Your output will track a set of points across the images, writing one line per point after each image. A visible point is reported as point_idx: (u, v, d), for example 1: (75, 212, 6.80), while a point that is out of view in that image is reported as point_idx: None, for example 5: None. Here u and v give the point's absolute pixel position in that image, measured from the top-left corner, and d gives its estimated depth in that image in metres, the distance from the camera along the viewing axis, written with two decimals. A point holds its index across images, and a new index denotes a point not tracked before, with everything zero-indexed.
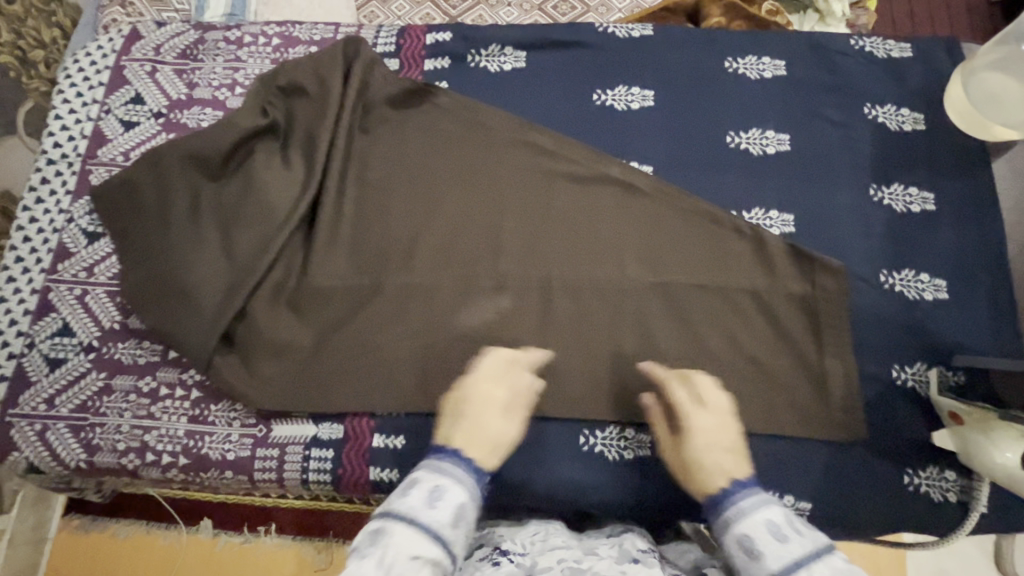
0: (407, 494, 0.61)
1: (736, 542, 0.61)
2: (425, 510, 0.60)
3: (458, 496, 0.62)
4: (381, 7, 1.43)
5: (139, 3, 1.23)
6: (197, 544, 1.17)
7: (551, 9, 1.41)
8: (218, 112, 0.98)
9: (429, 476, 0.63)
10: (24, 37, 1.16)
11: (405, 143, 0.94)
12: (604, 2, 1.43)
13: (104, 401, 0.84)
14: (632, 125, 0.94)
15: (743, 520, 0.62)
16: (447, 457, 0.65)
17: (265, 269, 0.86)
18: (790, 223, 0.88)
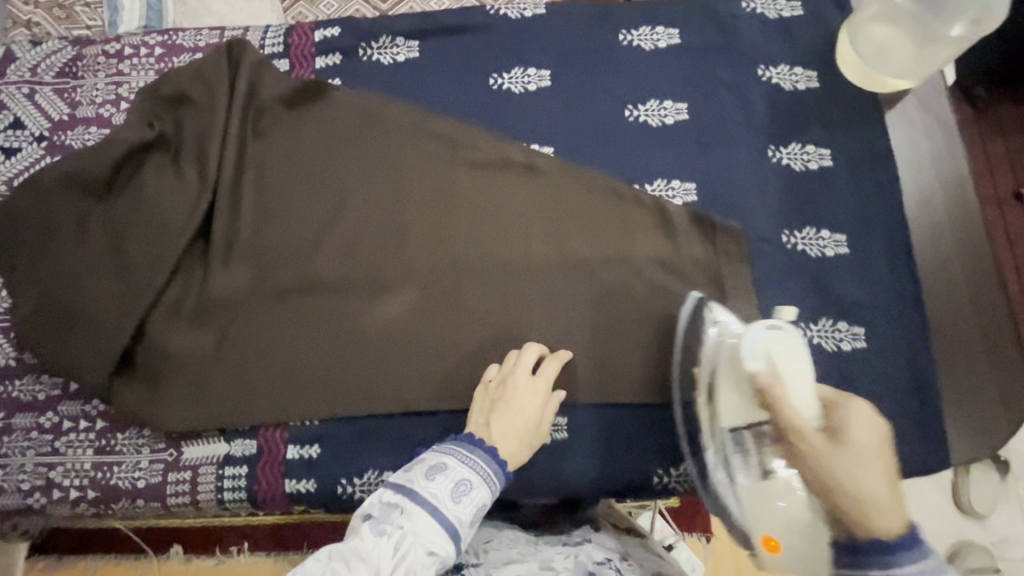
0: (433, 480, 0.67)
1: None
2: (463, 514, 0.67)
3: (481, 495, 0.69)
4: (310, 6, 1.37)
5: (44, 21, 1.18)
6: None
7: None
8: (103, 129, 0.94)
9: (456, 464, 0.70)
10: None
11: (298, 145, 0.91)
12: None
13: (4, 441, 0.81)
14: (530, 107, 0.93)
15: None
16: (478, 450, 0.72)
17: (159, 289, 0.83)
18: (692, 191, 0.88)
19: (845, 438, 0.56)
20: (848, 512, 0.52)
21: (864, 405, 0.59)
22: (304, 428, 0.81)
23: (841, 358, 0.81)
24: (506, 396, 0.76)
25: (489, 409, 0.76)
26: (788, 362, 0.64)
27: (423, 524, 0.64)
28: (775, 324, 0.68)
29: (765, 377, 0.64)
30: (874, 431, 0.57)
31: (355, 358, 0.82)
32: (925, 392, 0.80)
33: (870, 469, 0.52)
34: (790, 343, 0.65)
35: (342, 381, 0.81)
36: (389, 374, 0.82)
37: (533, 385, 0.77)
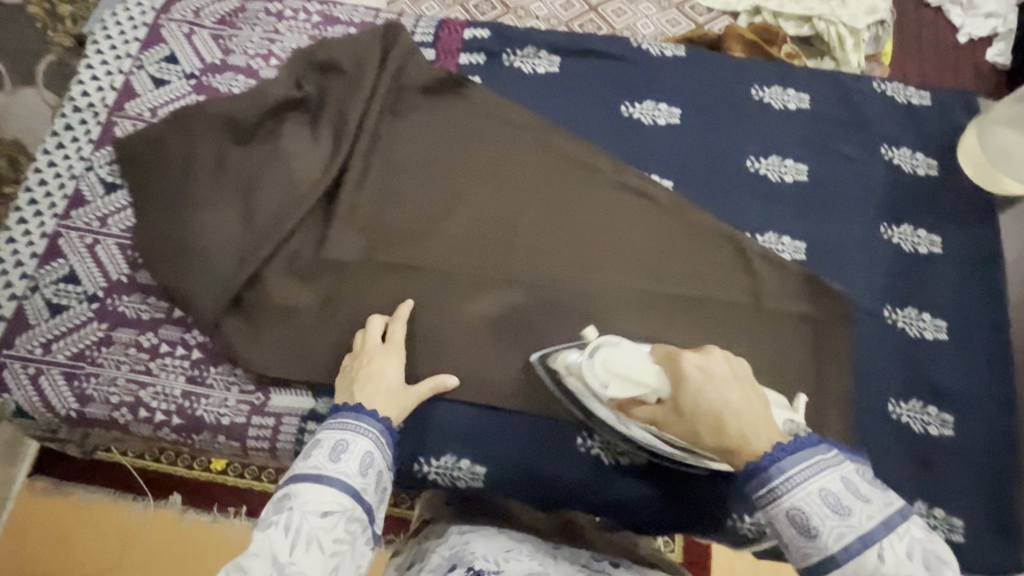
0: (308, 455, 0.62)
1: (788, 519, 0.55)
2: (350, 469, 0.61)
3: (361, 443, 0.64)
4: None
5: None
6: (163, 519, 1.17)
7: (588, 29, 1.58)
8: (250, 80, 0.98)
9: (328, 432, 0.65)
10: None
11: (431, 132, 0.94)
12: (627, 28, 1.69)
13: (102, 352, 0.83)
14: (654, 140, 0.96)
15: (794, 492, 0.55)
16: (347, 412, 0.67)
17: (282, 239, 0.86)
18: (802, 251, 0.90)
19: (683, 388, 0.62)
20: (728, 431, 0.59)
21: (687, 361, 0.63)
22: None
23: (925, 442, 0.82)
24: (368, 368, 0.74)
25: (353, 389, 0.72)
26: (624, 368, 0.67)
27: (310, 492, 0.59)
28: (591, 347, 0.71)
29: (624, 397, 0.67)
30: (732, 372, 0.63)
31: (449, 344, 0.84)
32: (1005, 493, 0.80)
33: (712, 391, 0.61)
34: (620, 355, 0.68)
35: (438, 362, 0.83)
36: (481, 365, 0.83)
37: (390, 351, 0.77)
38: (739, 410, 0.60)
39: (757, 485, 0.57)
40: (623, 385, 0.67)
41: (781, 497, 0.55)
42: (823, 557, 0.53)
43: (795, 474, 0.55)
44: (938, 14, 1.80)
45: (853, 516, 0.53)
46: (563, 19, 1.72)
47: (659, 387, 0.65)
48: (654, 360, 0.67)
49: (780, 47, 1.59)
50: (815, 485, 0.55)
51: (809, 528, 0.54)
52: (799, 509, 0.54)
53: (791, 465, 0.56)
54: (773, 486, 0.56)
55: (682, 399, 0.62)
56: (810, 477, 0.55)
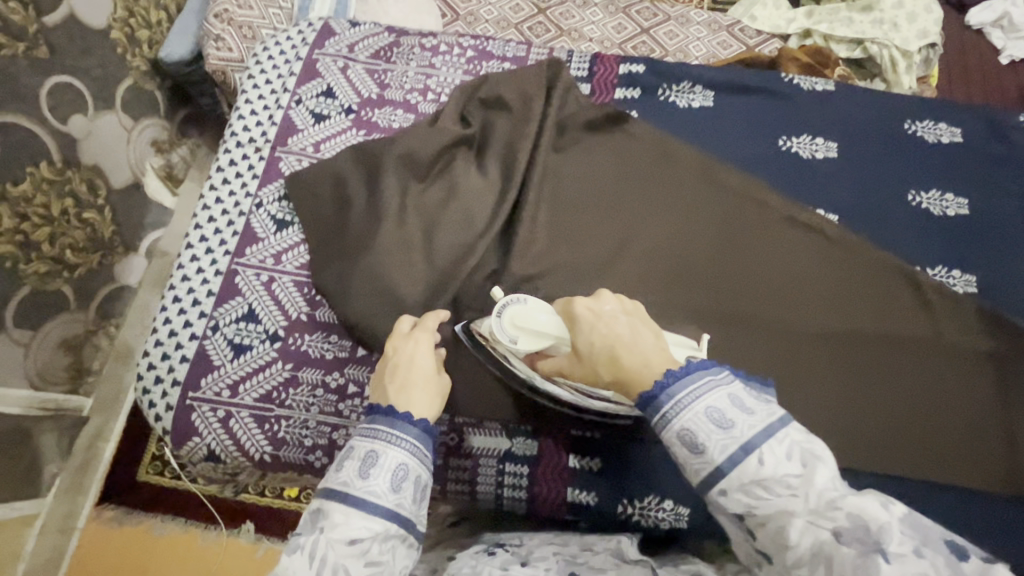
0: (339, 469, 0.58)
1: (677, 439, 0.55)
2: (379, 488, 0.57)
3: (393, 455, 0.59)
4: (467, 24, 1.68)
5: None
6: (238, 548, 1.26)
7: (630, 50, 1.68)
8: (410, 115, 0.98)
9: (360, 441, 0.60)
10: (135, 16, 1.35)
11: (599, 167, 0.95)
12: (682, 49, 1.68)
13: (290, 393, 0.81)
14: (814, 173, 0.97)
15: (682, 411, 0.55)
16: (381, 418, 0.61)
17: (465, 276, 0.85)
18: (974, 284, 0.91)
19: (577, 330, 0.66)
20: (623, 365, 0.61)
21: (579, 304, 0.66)
22: (586, 439, 0.81)
23: None
24: (404, 355, 0.70)
25: (392, 373, 0.68)
26: (531, 324, 0.72)
27: (337, 515, 0.55)
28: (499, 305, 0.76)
29: (534, 349, 0.73)
30: (622, 309, 0.66)
31: None
32: None
33: (600, 324, 0.64)
34: (528, 312, 0.73)
35: None
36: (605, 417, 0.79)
37: (421, 340, 0.72)
38: (640, 343, 0.62)
39: (652, 412, 0.57)
40: (532, 335, 0.73)
41: (672, 418, 0.55)
42: (711, 470, 0.53)
43: (683, 393, 0.55)
44: (979, 35, 1.84)
45: (735, 428, 0.53)
46: (617, 40, 1.69)
47: (562, 334, 0.71)
48: (551, 313, 0.73)
49: (834, 69, 1.61)
50: (716, 395, 0.55)
51: (695, 444, 0.54)
52: (689, 430, 0.54)
53: (681, 389, 0.56)
54: (666, 411, 0.56)
55: (579, 342, 0.66)
56: (692, 397, 0.55)
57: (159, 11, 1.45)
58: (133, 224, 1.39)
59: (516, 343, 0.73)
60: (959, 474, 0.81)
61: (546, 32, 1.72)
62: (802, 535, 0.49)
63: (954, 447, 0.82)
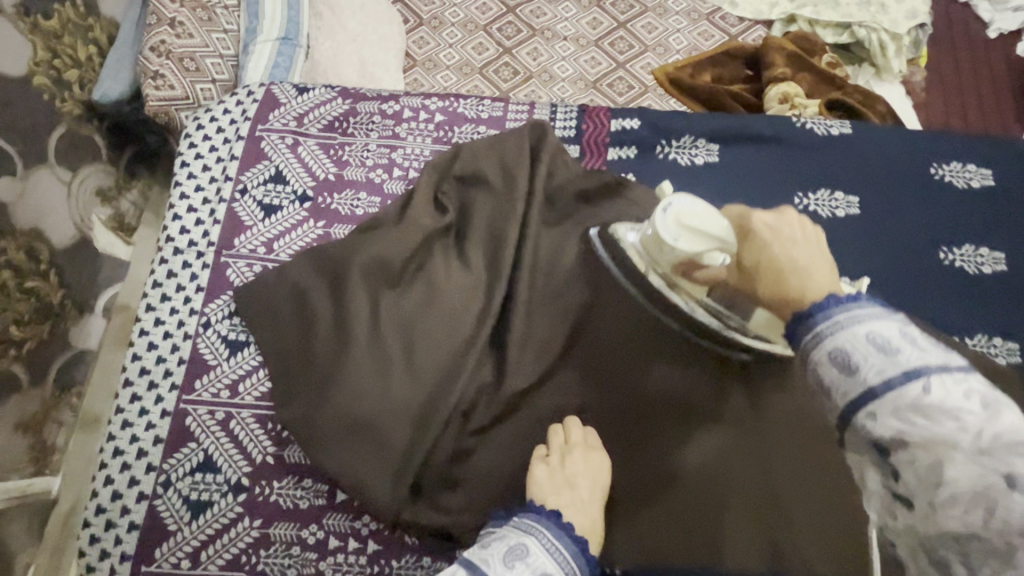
0: (512, 565, 0.54)
1: (828, 363, 0.46)
2: None
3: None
4: (432, 34, 1.56)
5: (189, 24, 1.21)
6: None
7: (608, 47, 1.55)
8: (374, 197, 0.85)
9: (540, 550, 0.56)
10: (59, 54, 1.11)
11: (597, 246, 0.82)
12: (660, 43, 1.56)
13: (261, 556, 0.70)
14: (836, 233, 0.87)
15: (840, 334, 0.46)
16: (566, 538, 0.58)
17: (456, 396, 0.73)
18: (1017, 352, 0.81)
19: (750, 245, 0.59)
20: (788, 290, 0.53)
21: (758, 219, 0.59)
22: None
23: None
24: (577, 465, 0.68)
25: (567, 485, 0.66)
26: (692, 218, 0.69)
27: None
28: (665, 202, 0.72)
29: (690, 251, 0.69)
30: (809, 238, 0.56)
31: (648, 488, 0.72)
32: None
33: (803, 248, 0.55)
34: (694, 211, 0.69)
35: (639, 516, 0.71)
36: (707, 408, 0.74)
37: (597, 452, 0.70)
38: (814, 264, 0.54)
39: (805, 330, 0.49)
40: (692, 240, 0.69)
41: (823, 347, 0.46)
42: (862, 394, 0.43)
43: (844, 315, 0.47)
44: (966, 9, 1.71)
45: (902, 356, 0.43)
46: (593, 38, 1.56)
47: (725, 239, 0.65)
48: (719, 217, 0.67)
49: (820, 56, 1.51)
50: (880, 325, 0.45)
51: (850, 365, 0.44)
52: (843, 353, 0.45)
53: (845, 314, 0.47)
54: (820, 331, 0.47)
55: (749, 258, 0.59)
56: (855, 321, 0.46)
57: (88, 45, 1.21)
58: (84, 285, 1.23)
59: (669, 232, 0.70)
60: None
61: (517, 33, 1.57)
62: (962, 474, 0.40)
63: None
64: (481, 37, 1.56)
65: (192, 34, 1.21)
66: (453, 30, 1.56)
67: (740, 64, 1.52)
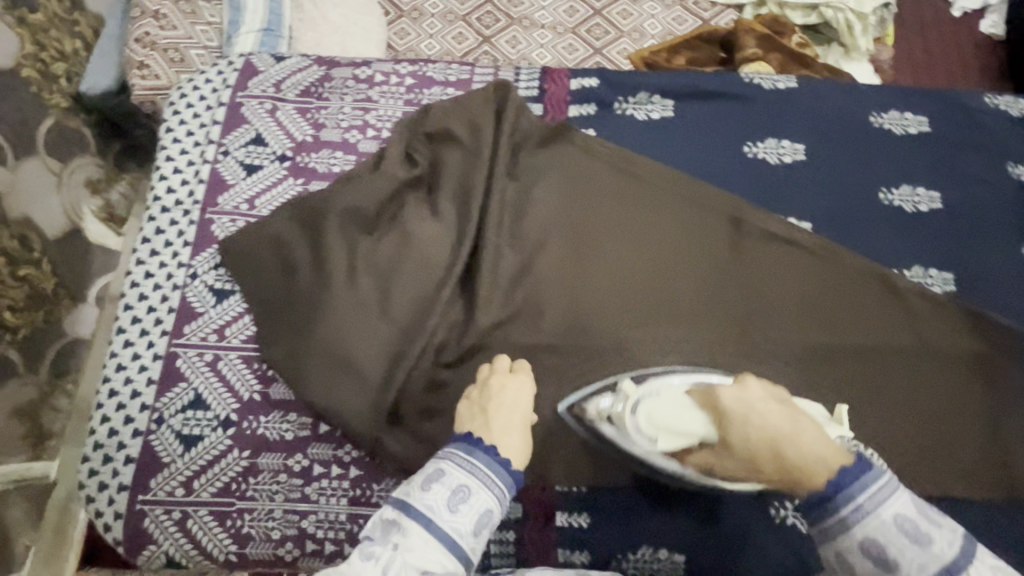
0: (429, 488, 0.63)
1: (862, 551, 0.59)
2: (465, 526, 0.62)
3: (482, 499, 0.64)
4: (412, 25, 1.61)
5: (173, 17, 1.27)
6: None
7: (585, 34, 1.62)
8: (350, 155, 0.90)
9: (453, 469, 0.65)
10: (47, 50, 1.18)
11: (558, 199, 0.90)
12: (636, 28, 1.63)
13: (250, 483, 0.75)
14: (783, 179, 0.93)
15: (864, 522, 0.59)
16: (480, 454, 0.66)
17: (429, 331, 0.79)
18: (952, 282, 0.88)
19: (728, 422, 0.66)
20: (788, 461, 0.62)
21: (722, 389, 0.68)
22: (573, 495, 0.78)
23: None
24: (500, 392, 0.72)
25: (482, 412, 0.71)
26: (664, 417, 0.72)
27: (417, 539, 0.59)
28: (629, 398, 0.76)
29: (673, 450, 0.72)
30: (773, 396, 0.67)
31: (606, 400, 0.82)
32: None
33: (772, 418, 0.64)
34: (663, 402, 0.73)
35: None
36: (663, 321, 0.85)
37: (517, 378, 0.74)
38: (802, 439, 0.62)
39: (827, 513, 0.61)
40: (677, 434, 0.71)
41: (851, 528, 0.59)
42: None
43: (865, 497, 0.59)
44: None
45: (933, 544, 0.57)
46: (570, 25, 1.63)
47: (708, 434, 0.70)
48: (691, 414, 0.71)
49: (791, 37, 1.54)
50: (887, 507, 0.59)
51: (888, 560, 0.58)
52: (873, 541, 0.58)
53: (861, 494, 0.59)
54: (844, 515, 0.60)
55: (732, 436, 0.66)
56: (877, 503, 0.59)
57: (76, 39, 1.27)
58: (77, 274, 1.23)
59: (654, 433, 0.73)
60: (947, 483, 0.80)
61: (496, 22, 1.63)
62: None
63: (939, 454, 0.81)
64: (461, 27, 1.61)
65: (174, 25, 1.26)
66: (434, 22, 1.62)
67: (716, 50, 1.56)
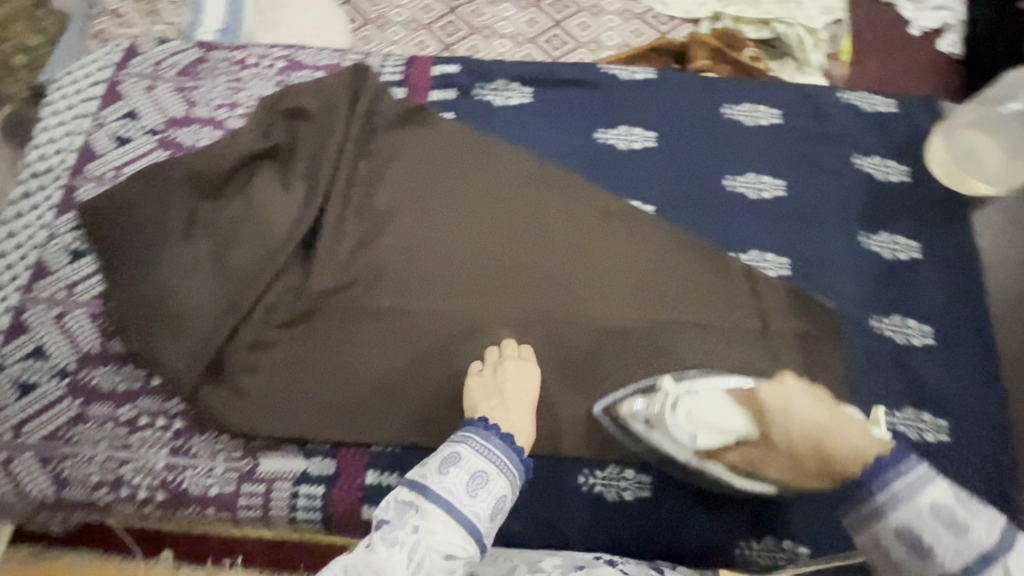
0: (444, 473, 0.67)
1: (897, 534, 0.60)
2: (481, 510, 0.66)
3: (500, 485, 0.69)
4: (376, 32, 1.47)
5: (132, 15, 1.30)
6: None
7: (545, 44, 1.49)
8: (217, 131, 0.96)
9: (468, 454, 0.69)
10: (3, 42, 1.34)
11: (407, 175, 0.93)
12: (595, 39, 1.51)
13: (77, 430, 0.79)
14: (631, 163, 0.96)
15: (915, 494, 0.60)
16: (495, 443, 0.71)
17: (259, 293, 0.83)
18: (786, 266, 0.90)
19: (761, 419, 0.70)
20: (824, 451, 0.66)
21: (763, 390, 0.70)
22: (387, 455, 0.80)
23: (927, 450, 0.81)
24: (509, 374, 0.79)
25: (497, 391, 0.78)
26: (703, 411, 0.74)
27: (438, 522, 0.64)
28: (680, 386, 0.77)
29: (710, 445, 0.74)
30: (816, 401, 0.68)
31: (424, 370, 0.83)
32: (1007, 500, 0.80)
33: (808, 406, 0.68)
34: (710, 401, 0.75)
35: (416, 392, 0.82)
36: (488, 296, 0.88)
37: (527, 363, 0.81)
38: (832, 434, 0.65)
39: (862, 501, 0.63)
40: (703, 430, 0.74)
41: (900, 500, 0.60)
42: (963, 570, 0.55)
43: (912, 478, 0.60)
44: None
45: (971, 531, 0.56)
46: (530, 36, 1.48)
47: (742, 431, 0.72)
48: (729, 407, 0.74)
49: (744, 50, 1.47)
50: (931, 488, 0.59)
51: (922, 545, 0.58)
52: (908, 526, 0.59)
53: (908, 473, 0.61)
54: (883, 503, 0.61)
55: (774, 433, 0.69)
56: (913, 491, 0.60)
57: None
58: None
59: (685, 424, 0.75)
60: None
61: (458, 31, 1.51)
62: None
63: None
64: (423, 34, 1.48)
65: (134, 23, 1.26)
66: (397, 29, 1.48)
67: (671, 62, 1.46)
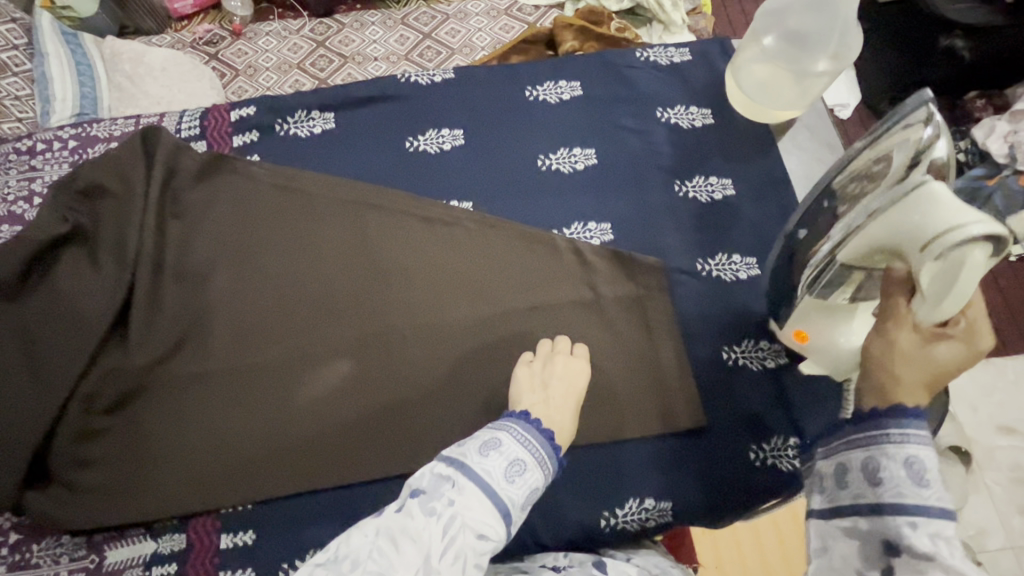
0: (485, 455, 0.65)
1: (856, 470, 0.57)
2: (516, 497, 0.64)
3: (536, 477, 0.66)
4: (249, 81, 1.45)
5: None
6: None
7: (418, 58, 1.50)
8: (15, 226, 0.92)
9: (510, 441, 0.67)
10: None
11: (219, 226, 0.91)
12: (467, 44, 1.52)
13: None
14: (444, 164, 0.97)
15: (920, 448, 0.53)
16: (539, 436, 0.69)
17: (73, 383, 0.79)
18: (609, 231, 0.92)
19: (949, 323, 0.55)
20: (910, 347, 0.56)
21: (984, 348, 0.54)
22: (238, 516, 0.79)
23: (767, 376, 0.85)
24: (557, 370, 0.77)
25: (544, 385, 0.76)
26: (962, 269, 0.53)
27: (474, 500, 0.62)
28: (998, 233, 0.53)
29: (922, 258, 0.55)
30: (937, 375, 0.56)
31: (262, 418, 0.81)
32: None
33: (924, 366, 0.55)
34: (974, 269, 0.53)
35: (259, 445, 0.80)
36: (318, 329, 0.86)
37: (578, 360, 0.79)
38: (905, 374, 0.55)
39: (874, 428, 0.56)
40: (942, 273, 0.54)
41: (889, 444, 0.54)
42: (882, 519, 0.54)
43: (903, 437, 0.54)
44: None
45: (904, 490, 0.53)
46: (403, 52, 1.50)
47: (935, 302, 0.54)
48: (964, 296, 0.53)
49: (607, 26, 1.46)
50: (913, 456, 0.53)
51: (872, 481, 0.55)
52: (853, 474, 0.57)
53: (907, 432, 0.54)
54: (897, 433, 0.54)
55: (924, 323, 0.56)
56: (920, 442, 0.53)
57: None
58: None
59: (931, 258, 0.55)
60: (609, 428, 0.81)
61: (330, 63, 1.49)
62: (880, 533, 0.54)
63: (606, 400, 0.82)
64: (296, 75, 1.46)
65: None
66: (269, 74, 1.47)
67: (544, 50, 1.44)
